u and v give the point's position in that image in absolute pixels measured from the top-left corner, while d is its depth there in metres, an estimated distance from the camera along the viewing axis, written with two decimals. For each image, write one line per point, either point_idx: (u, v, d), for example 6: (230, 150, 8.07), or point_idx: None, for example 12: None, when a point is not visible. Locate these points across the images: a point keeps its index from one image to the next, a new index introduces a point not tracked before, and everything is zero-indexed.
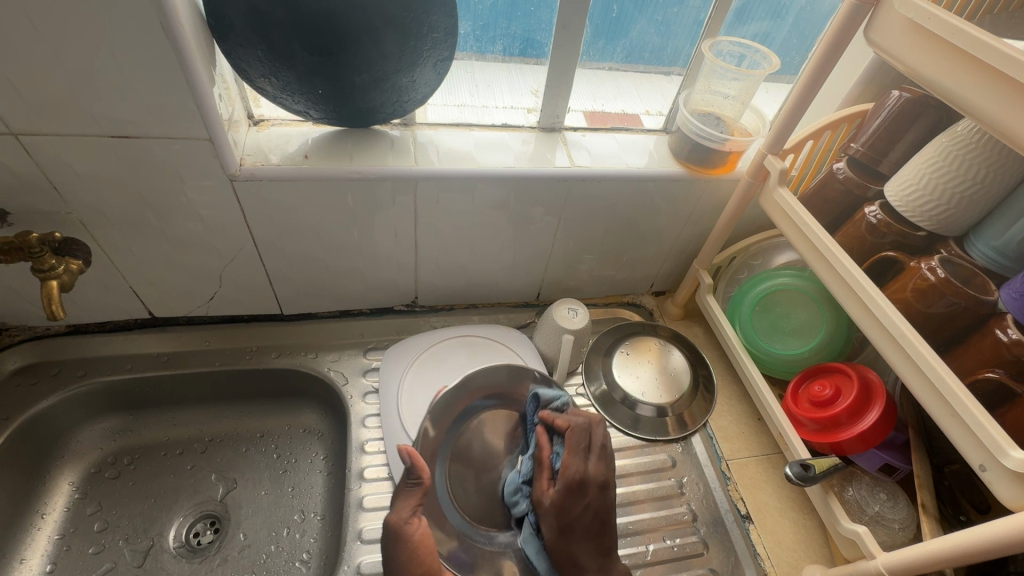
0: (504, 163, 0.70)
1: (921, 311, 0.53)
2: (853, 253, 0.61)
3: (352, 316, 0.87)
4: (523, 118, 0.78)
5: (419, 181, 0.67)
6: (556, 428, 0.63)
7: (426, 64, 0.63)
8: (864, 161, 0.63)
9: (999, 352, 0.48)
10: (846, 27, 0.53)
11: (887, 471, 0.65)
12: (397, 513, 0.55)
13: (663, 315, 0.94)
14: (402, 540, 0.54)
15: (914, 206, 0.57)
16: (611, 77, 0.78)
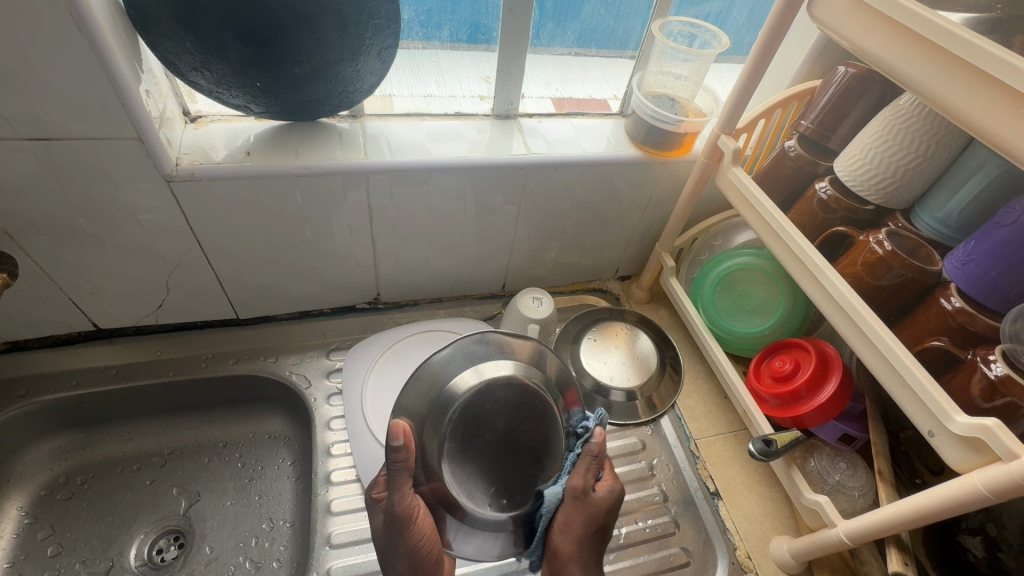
0: (457, 153, 0.68)
1: (871, 284, 0.54)
2: (806, 231, 0.61)
3: (313, 316, 0.84)
4: (481, 107, 0.76)
5: (370, 175, 0.65)
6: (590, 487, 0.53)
7: (370, 53, 0.61)
8: (814, 137, 0.64)
9: (944, 320, 0.49)
10: (785, 15, 0.53)
11: (846, 441, 0.66)
12: (405, 503, 0.49)
13: (629, 299, 0.94)
14: (408, 525, 0.49)
15: (863, 181, 0.57)
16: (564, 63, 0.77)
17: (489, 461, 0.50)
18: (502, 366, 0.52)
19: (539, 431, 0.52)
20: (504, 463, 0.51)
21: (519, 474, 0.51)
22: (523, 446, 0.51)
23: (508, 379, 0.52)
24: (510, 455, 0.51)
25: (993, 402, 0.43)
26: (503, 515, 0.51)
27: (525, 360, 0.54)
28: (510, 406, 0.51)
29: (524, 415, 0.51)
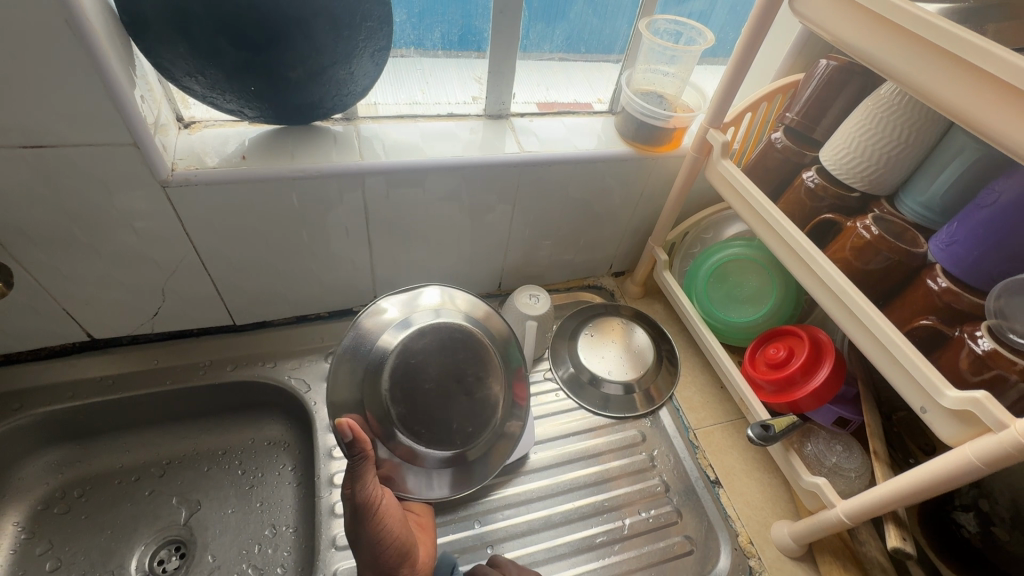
0: (452, 152, 0.69)
1: (860, 268, 0.55)
2: (795, 219, 0.63)
3: (310, 320, 0.84)
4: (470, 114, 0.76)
5: (367, 177, 0.66)
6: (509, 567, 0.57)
7: (363, 55, 0.61)
8: (799, 129, 0.65)
9: (931, 300, 0.51)
10: (762, 21, 0.56)
11: (841, 423, 0.68)
12: (367, 493, 0.52)
13: (624, 294, 0.95)
14: (373, 517, 0.52)
15: (848, 169, 0.59)
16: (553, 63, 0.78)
17: (414, 415, 0.60)
18: (423, 317, 0.64)
19: (475, 366, 0.64)
20: (452, 401, 0.62)
21: (454, 421, 0.62)
22: (464, 384, 0.63)
23: (421, 332, 0.62)
24: (456, 394, 0.62)
25: (982, 376, 0.45)
26: (443, 453, 0.62)
27: (466, 316, 0.66)
28: (443, 359, 0.62)
29: (451, 352, 0.63)
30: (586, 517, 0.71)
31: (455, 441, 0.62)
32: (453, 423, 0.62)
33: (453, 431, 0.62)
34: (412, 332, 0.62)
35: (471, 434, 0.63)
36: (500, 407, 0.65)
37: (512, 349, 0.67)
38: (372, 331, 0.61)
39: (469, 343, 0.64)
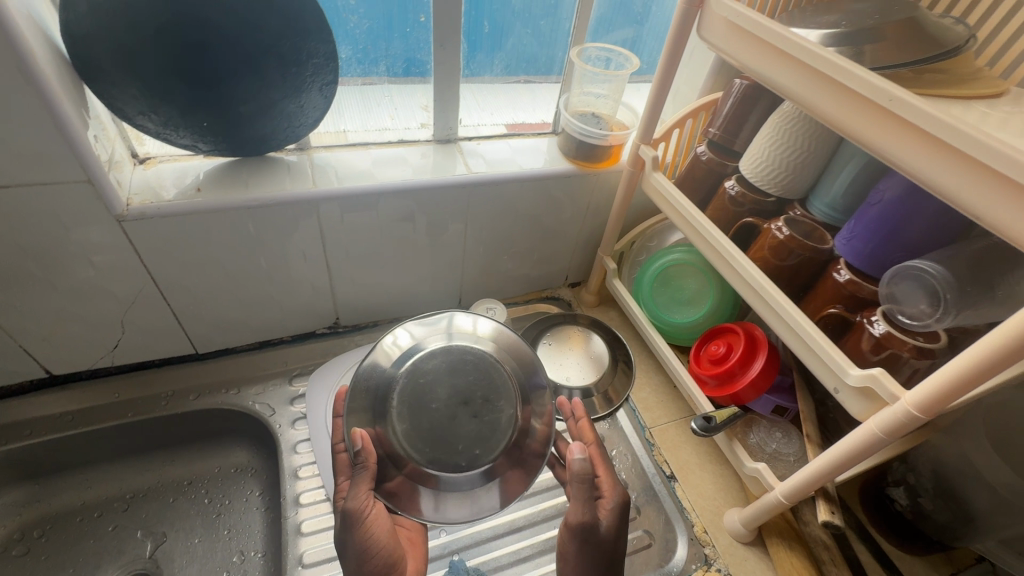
0: (402, 176, 0.73)
1: (778, 266, 0.61)
2: (721, 224, 0.68)
3: (274, 345, 0.86)
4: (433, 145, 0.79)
5: (321, 203, 0.69)
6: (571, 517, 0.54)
7: (312, 88, 0.65)
8: (721, 142, 0.71)
9: (838, 291, 0.56)
10: (677, 45, 0.62)
11: (780, 412, 0.72)
12: (358, 500, 0.53)
13: (580, 303, 1.00)
14: (360, 524, 0.52)
15: (763, 176, 0.65)
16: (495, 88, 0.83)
17: (429, 432, 0.58)
18: (429, 339, 0.63)
19: (485, 387, 0.61)
20: (462, 421, 0.59)
21: (470, 438, 0.59)
22: (473, 402, 0.60)
23: (433, 352, 0.62)
24: (468, 411, 0.60)
25: (880, 355, 0.50)
26: (468, 472, 0.58)
27: (473, 337, 0.64)
28: (454, 375, 0.61)
29: (461, 373, 0.62)
30: (550, 519, 0.74)
31: (461, 464, 0.58)
32: (458, 443, 0.58)
33: (462, 451, 0.58)
34: (422, 352, 0.62)
35: (480, 459, 0.58)
36: (515, 435, 0.60)
37: (529, 371, 0.63)
38: (381, 352, 0.62)
39: (480, 360, 0.62)
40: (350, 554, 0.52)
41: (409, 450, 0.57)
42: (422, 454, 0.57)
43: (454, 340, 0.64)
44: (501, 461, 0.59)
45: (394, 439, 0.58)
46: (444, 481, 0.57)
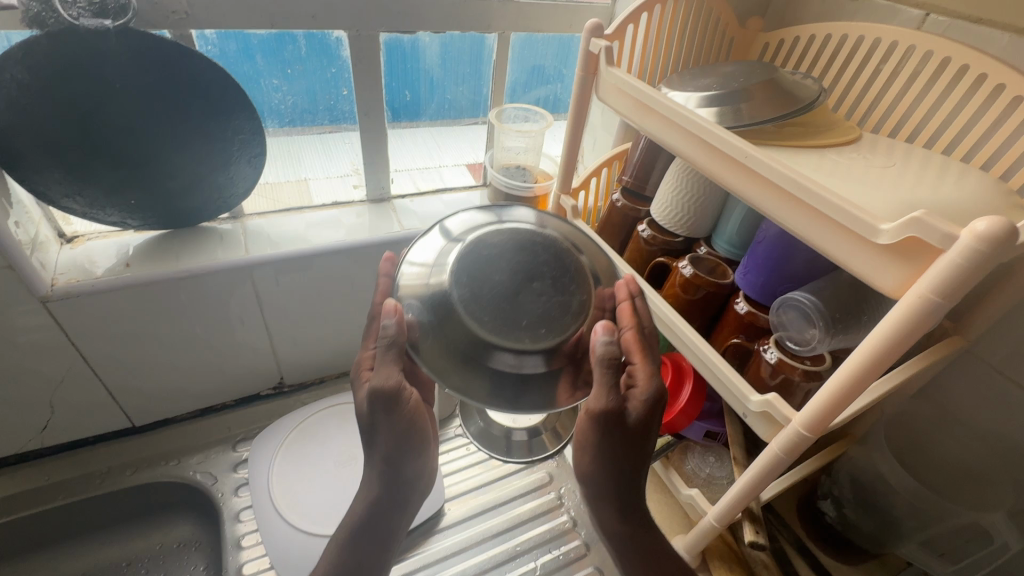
0: (336, 238, 0.75)
1: (687, 300, 0.65)
2: (639, 264, 0.73)
3: (216, 411, 0.85)
4: (408, 178, 0.87)
5: (255, 269, 0.71)
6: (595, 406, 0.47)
7: (239, 161, 0.67)
8: (634, 188, 0.77)
9: (739, 321, 0.61)
10: (581, 105, 0.67)
11: (712, 437, 0.76)
12: (384, 382, 0.47)
13: None
14: (399, 405, 0.50)
15: (671, 220, 0.70)
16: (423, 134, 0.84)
17: (492, 301, 0.40)
18: (473, 219, 0.46)
19: (556, 267, 0.42)
20: (528, 296, 0.40)
21: (538, 318, 0.40)
22: (536, 289, 0.40)
23: (491, 232, 0.43)
24: (536, 282, 0.41)
25: (776, 379, 0.55)
26: (530, 357, 0.40)
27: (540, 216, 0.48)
28: (500, 258, 0.41)
29: (527, 252, 0.41)
30: (501, 565, 0.74)
31: (525, 341, 0.39)
32: (521, 318, 0.39)
33: (525, 326, 0.40)
34: (487, 228, 0.44)
35: (545, 342, 0.40)
36: (586, 325, 0.42)
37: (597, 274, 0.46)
38: (441, 230, 0.46)
39: (551, 243, 0.43)
40: (389, 439, 0.54)
41: (447, 335, 0.40)
42: (478, 330, 0.39)
43: (523, 218, 0.46)
44: (565, 353, 0.41)
45: (427, 328, 0.41)
46: (496, 362, 0.40)
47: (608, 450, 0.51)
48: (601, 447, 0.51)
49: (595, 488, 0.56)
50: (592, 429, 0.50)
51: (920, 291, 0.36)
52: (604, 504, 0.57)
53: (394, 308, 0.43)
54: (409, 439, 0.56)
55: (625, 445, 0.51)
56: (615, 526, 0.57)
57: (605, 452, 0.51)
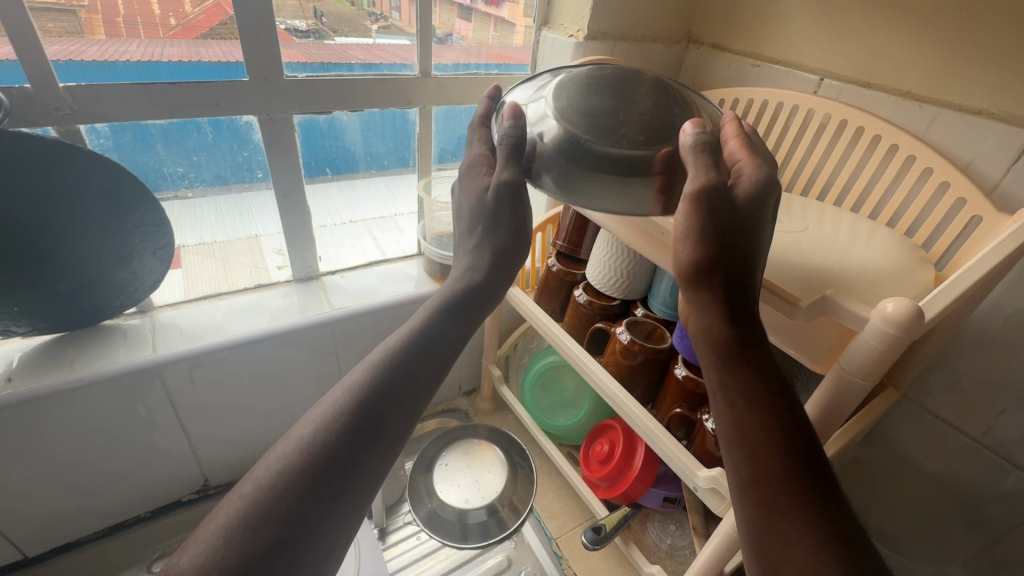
0: (258, 324, 0.71)
1: (628, 365, 0.64)
2: (579, 329, 0.72)
3: (128, 527, 0.75)
4: (364, 230, 0.86)
5: (165, 368, 0.64)
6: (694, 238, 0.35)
7: (143, 254, 0.63)
8: (568, 251, 0.75)
9: (681, 388, 0.60)
10: None
11: (671, 501, 0.73)
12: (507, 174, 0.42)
13: (478, 411, 0.99)
14: (518, 204, 0.44)
15: (607, 283, 0.69)
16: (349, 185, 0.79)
17: (592, 106, 0.40)
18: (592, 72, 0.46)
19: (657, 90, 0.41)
20: (627, 108, 0.40)
21: (637, 135, 0.39)
22: (610, 115, 0.39)
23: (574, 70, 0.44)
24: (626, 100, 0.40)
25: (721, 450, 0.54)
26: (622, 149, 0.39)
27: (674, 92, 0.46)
28: (604, 76, 0.42)
29: (618, 84, 0.41)
30: None
31: (624, 144, 0.39)
32: (622, 126, 0.39)
33: (639, 138, 0.39)
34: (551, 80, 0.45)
35: (645, 147, 0.38)
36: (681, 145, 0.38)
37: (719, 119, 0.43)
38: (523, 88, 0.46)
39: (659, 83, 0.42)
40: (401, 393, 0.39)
41: (572, 163, 0.40)
42: (569, 161, 0.40)
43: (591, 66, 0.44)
44: (663, 160, 0.38)
45: (535, 154, 0.41)
46: (606, 159, 0.39)
47: (718, 281, 0.35)
48: (715, 240, 0.34)
49: (731, 378, 0.35)
50: (699, 236, 0.34)
51: (834, 375, 0.37)
52: (745, 427, 0.34)
53: (512, 106, 0.43)
54: (423, 339, 0.41)
55: (735, 263, 0.35)
56: (779, 469, 0.33)
57: (719, 274, 0.34)
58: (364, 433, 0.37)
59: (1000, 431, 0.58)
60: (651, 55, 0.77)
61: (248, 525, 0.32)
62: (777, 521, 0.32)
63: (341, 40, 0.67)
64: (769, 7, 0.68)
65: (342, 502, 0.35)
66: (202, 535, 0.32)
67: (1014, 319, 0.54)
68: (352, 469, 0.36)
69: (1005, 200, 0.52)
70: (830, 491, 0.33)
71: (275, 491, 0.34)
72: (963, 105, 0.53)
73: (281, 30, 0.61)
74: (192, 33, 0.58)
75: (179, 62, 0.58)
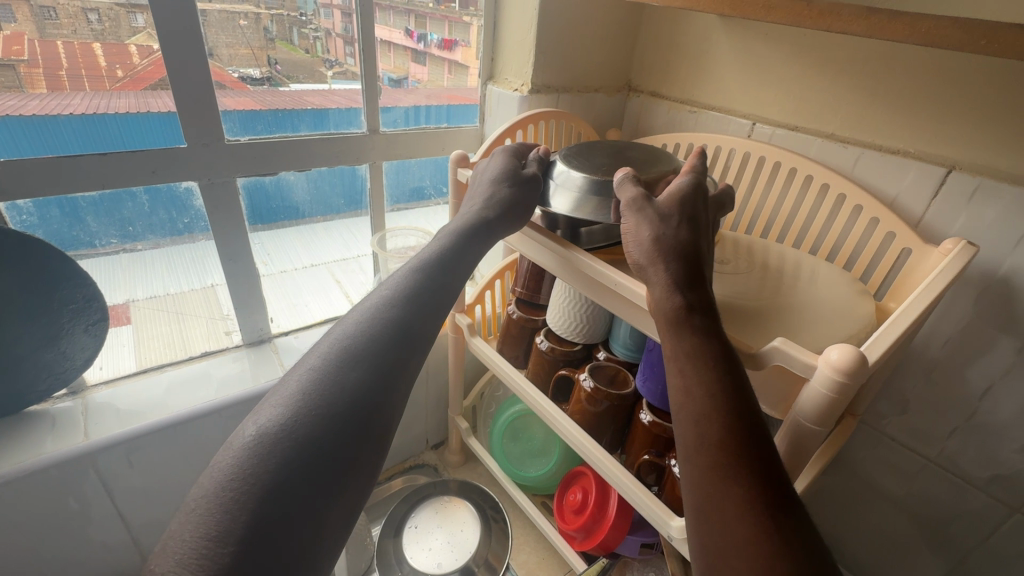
0: (204, 397, 0.67)
1: (594, 412, 0.63)
2: (543, 377, 0.71)
3: None
4: (326, 273, 0.83)
5: (99, 454, 0.59)
6: (642, 220, 0.42)
7: (74, 332, 0.59)
8: (527, 298, 0.74)
9: (649, 433, 0.59)
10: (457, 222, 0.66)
11: (649, 547, 0.72)
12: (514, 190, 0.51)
13: (446, 465, 0.96)
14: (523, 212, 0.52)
15: (568, 329, 0.68)
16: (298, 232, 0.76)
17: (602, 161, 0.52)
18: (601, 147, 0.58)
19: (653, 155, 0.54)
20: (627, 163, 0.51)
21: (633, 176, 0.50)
22: (635, 153, 0.53)
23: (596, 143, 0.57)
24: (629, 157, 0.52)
25: None
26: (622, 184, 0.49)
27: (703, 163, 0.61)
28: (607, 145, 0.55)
29: (646, 149, 0.54)
30: None
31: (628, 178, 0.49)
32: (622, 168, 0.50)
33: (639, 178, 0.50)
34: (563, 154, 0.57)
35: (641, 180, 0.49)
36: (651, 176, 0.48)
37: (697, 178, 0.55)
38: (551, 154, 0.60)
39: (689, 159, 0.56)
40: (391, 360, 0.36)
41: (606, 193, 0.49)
42: (586, 172, 0.50)
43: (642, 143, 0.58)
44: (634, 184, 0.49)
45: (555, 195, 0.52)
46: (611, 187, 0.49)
47: (687, 226, 0.42)
48: (682, 198, 0.43)
49: (684, 344, 0.37)
50: (645, 216, 0.42)
51: (785, 425, 0.38)
52: (694, 393, 0.35)
53: (545, 148, 0.57)
54: (420, 283, 0.41)
55: (700, 223, 0.43)
56: (721, 434, 0.33)
57: (686, 219, 0.42)
58: (338, 416, 0.33)
59: (952, 452, 0.60)
60: (595, 104, 0.80)
61: (252, 472, 0.29)
62: (719, 488, 0.32)
63: (296, 86, 0.66)
64: (700, 57, 0.72)
65: (354, 445, 0.32)
66: (201, 485, 0.30)
67: (951, 344, 0.57)
68: (361, 409, 0.33)
69: (929, 233, 0.55)
70: (774, 461, 0.32)
71: (278, 434, 0.31)
72: (883, 146, 0.57)
73: (236, 78, 0.61)
74: (141, 84, 0.56)
75: (126, 113, 0.55)
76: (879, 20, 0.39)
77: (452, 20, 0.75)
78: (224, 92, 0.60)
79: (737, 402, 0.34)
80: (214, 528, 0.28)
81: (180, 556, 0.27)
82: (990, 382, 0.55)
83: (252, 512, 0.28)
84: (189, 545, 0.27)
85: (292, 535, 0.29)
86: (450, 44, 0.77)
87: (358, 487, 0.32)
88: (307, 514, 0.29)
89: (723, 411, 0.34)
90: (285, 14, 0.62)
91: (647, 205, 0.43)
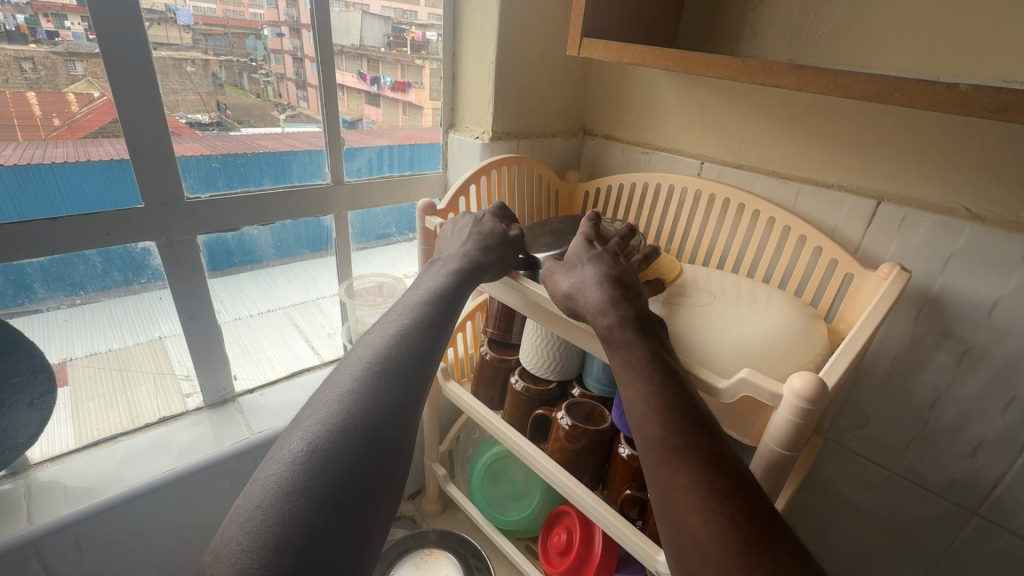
0: (164, 465, 0.63)
1: (573, 449, 0.63)
2: (519, 418, 0.71)
3: None
4: (284, 318, 0.80)
5: (44, 542, 0.54)
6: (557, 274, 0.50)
7: (16, 405, 0.56)
8: (499, 338, 0.74)
9: (629, 466, 0.60)
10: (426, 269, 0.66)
11: None
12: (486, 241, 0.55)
13: (424, 515, 0.92)
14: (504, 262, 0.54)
15: (542, 367, 0.68)
16: (254, 279, 0.73)
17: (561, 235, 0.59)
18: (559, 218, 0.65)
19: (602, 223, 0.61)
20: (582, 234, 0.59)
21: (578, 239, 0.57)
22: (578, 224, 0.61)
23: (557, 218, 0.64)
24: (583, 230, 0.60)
25: None
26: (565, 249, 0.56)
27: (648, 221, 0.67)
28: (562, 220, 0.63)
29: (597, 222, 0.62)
30: None
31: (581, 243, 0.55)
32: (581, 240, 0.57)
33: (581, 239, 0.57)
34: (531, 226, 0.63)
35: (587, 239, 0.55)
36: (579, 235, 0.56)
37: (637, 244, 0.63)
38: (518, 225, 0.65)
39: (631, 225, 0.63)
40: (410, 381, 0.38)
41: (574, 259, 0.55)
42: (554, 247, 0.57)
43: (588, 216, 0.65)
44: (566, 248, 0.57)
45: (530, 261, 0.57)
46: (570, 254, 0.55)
47: (594, 264, 0.49)
48: (583, 248, 0.51)
49: (625, 357, 0.41)
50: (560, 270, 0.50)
51: (756, 455, 0.40)
52: (637, 399, 0.38)
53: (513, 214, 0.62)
54: (435, 311, 0.44)
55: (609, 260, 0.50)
56: (660, 430, 0.35)
57: (591, 260, 0.50)
58: (369, 432, 0.34)
59: (912, 461, 0.63)
60: (552, 148, 0.84)
61: (303, 481, 0.30)
62: (666, 480, 0.33)
63: (247, 129, 0.65)
64: (647, 103, 0.77)
65: (389, 456, 0.34)
66: (250, 495, 0.30)
67: (898, 358, 0.61)
68: (396, 423, 0.35)
69: (869, 256, 0.60)
70: (714, 440, 0.35)
71: (326, 444, 0.32)
72: (819, 180, 0.62)
73: (182, 123, 0.59)
74: (79, 132, 0.54)
75: (62, 164, 0.53)
76: (806, 75, 0.44)
77: (403, 63, 0.76)
78: (175, 138, 0.59)
79: (676, 396, 0.37)
80: (269, 535, 0.28)
81: (237, 564, 0.27)
82: (936, 391, 0.59)
83: (308, 516, 0.29)
84: (244, 552, 0.27)
85: (340, 537, 0.30)
86: (404, 85, 0.77)
87: (390, 494, 0.34)
88: (355, 516, 0.31)
89: (664, 404, 0.37)
90: (234, 60, 0.62)
91: (558, 265, 0.51)
